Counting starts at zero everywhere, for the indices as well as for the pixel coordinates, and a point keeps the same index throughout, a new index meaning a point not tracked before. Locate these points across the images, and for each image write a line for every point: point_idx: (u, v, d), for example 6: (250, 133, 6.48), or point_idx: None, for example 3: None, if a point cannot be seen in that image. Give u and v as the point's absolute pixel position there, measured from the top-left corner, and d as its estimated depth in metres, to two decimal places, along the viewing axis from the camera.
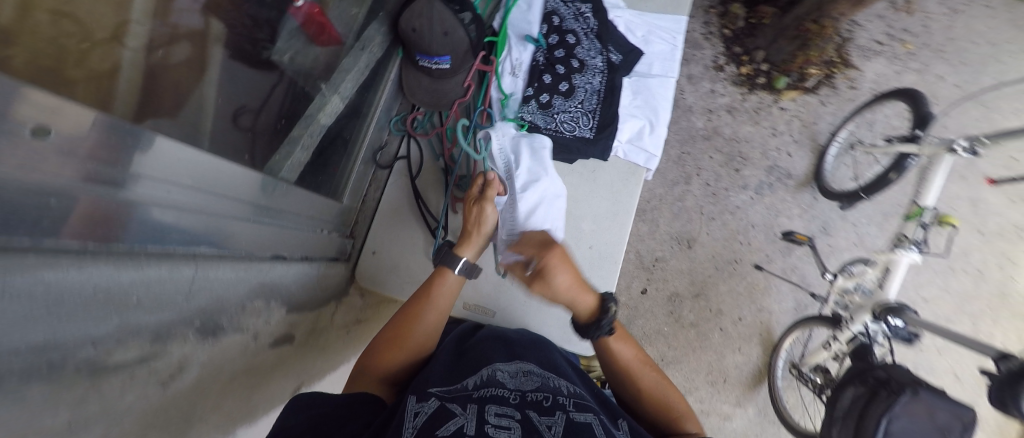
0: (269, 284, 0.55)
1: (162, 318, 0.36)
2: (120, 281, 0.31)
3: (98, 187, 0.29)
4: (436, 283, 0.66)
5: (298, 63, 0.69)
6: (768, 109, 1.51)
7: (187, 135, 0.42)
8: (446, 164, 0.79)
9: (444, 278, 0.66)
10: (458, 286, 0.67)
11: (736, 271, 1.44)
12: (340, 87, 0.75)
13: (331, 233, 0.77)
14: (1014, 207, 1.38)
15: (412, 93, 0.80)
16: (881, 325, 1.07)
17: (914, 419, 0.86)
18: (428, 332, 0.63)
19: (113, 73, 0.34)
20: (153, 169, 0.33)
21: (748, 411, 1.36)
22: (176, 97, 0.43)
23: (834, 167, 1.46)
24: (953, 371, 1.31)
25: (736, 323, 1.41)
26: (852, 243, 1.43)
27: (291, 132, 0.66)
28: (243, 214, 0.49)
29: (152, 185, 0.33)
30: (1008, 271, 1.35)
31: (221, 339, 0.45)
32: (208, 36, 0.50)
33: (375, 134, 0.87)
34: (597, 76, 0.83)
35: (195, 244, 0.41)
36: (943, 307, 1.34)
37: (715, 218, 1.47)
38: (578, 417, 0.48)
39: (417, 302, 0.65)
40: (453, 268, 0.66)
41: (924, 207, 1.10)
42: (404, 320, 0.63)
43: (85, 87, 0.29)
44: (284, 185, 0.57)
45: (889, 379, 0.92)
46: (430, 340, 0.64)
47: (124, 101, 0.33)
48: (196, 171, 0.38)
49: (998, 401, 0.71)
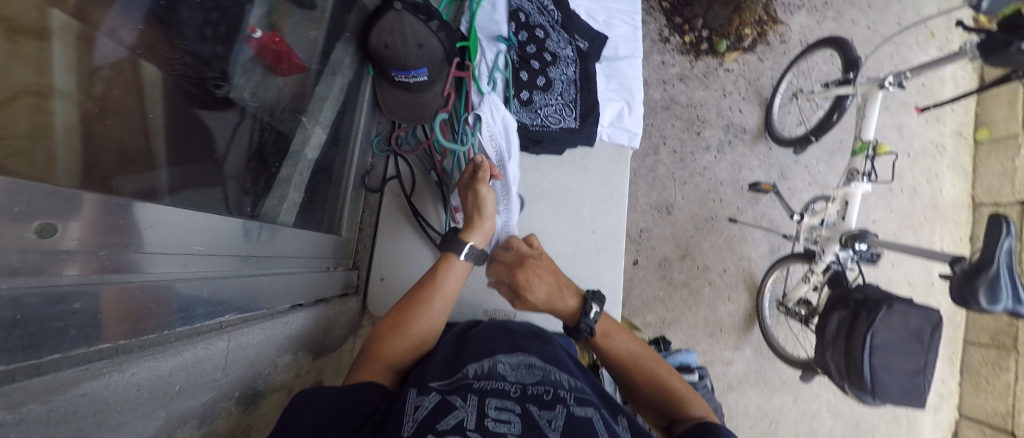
0: (297, 334, 0.52)
1: (206, 398, 0.34)
2: (163, 371, 0.29)
3: (108, 276, 0.26)
4: (444, 270, 0.63)
5: (259, 96, 0.64)
6: (716, 72, 1.60)
7: (156, 194, 0.38)
8: (441, 177, 0.78)
9: (450, 264, 0.63)
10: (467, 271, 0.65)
11: (714, 227, 1.53)
12: (321, 117, 0.75)
13: (336, 267, 0.74)
14: (931, 127, 1.56)
15: (391, 109, 0.79)
16: (849, 250, 1.18)
17: (891, 329, 0.97)
18: (432, 322, 0.60)
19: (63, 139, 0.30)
20: (153, 239, 0.30)
21: (746, 353, 1.47)
22: (143, 153, 0.39)
23: (782, 116, 1.58)
24: (906, 280, 1.49)
25: (722, 275, 1.51)
26: (808, 184, 1.57)
27: (281, 172, 0.66)
28: (250, 268, 0.45)
29: (156, 257, 0.30)
30: (935, 184, 1.54)
31: (259, 404, 0.43)
32: (145, 82, 0.43)
33: (361, 158, 0.85)
34: (571, 66, 0.84)
35: (219, 311, 0.38)
36: (890, 226, 1.51)
37: (687, 182, 1.54)
38: (579, 411, 0.44)
39: (422, 289, 0.62)
40: (460, 254, 0.63)
41: (867, 141, 1.19)
42: (410, 309, 0.59)
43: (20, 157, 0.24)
44: (267, 226, 0.52)
45: (865, 299, 1.02)
46: (432, 331, 0.60)
47: (65, 163, 0.28)
48: (191, 232, 0.35)
49: (961, 298, 0.83)
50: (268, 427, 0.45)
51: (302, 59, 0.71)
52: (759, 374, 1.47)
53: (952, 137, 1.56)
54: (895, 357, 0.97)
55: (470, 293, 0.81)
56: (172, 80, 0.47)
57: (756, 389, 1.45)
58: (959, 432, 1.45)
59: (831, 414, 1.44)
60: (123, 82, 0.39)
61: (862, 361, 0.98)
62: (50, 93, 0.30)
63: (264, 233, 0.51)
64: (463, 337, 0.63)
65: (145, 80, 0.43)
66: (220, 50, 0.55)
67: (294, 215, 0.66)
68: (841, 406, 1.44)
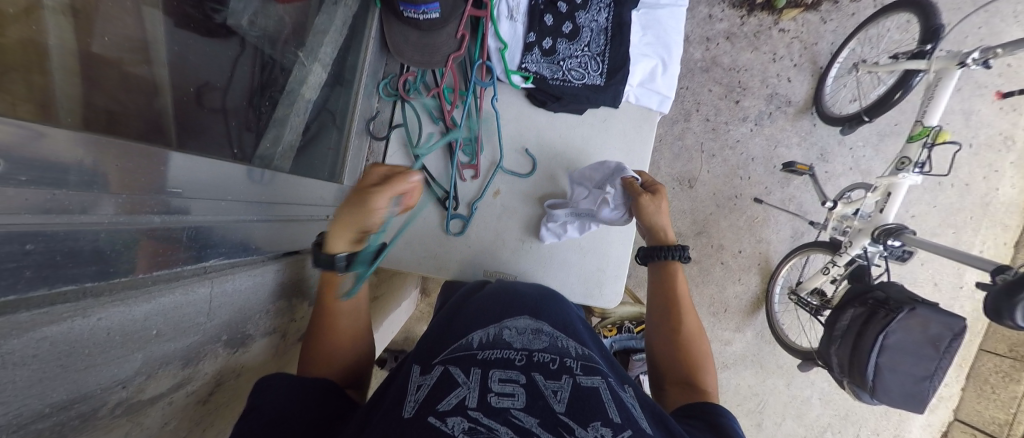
0: (290, 281, 0.52)
1: (191, 341, 0.33)
2: (136, 316, 0.28)
3: (48, 215, 0.23)
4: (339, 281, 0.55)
5: (260, 26, 0.58)
6: (768, 32, 1.40)
7: (152, 131, 0.37)
8: (449, 128, 0.74)
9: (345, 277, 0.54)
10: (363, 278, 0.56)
11: (736, 206, 1.44)
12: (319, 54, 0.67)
13: (335, 216, 0.72)
14: (1005, 116, 1.37)
15: (399, 51, 0.72)
16: (879, 246, 1.12)
17: (908, 332, 0.93)
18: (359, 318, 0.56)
19: (42, 63, 0.29)
20: (124, 179, 0.27)
21: (746, 336, 1.46)
22: (123, 84, 0.37)
23: (835, 90, 1.42)
24: (933, 280, 1.41)
25: (736, 256, 1.46)
26: (849, 168, 1.44)
27: (277, 113, 0.60)
28: (243, 213, 0.44)
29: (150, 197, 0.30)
30: (992, 182, 1.39)
31: (249, 348, 0.43)
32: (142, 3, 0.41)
33: (365, 103, 0.77)
34: (603, 12, 0.73)
35: (203, 256, 0.36)
36: (930, 222, 1.39)
37: (715, 155, 1.44)
38: (586, 380, 0.43)
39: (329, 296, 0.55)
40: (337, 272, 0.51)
41: (929, 126, 1.05)
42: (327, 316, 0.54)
43: (16, 93, 0.26)
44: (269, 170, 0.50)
45: (888, 298, 0.97)
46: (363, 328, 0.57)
47: (67, 92, 0.30)
48: (178, 174, 0.33)
49: (992, 312, 0.77)
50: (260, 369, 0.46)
51: None
52: (756, 356, 1.47)
53: None
54: (903, 358, 0.94)
55: (471, 254, 0.79)
56: (171, 1, 0.44)
57: (750, 370, 1.46)
58: (949, 431, 1.45)
59: (821, 400, 1.46)
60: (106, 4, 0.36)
61: (869, 358, 0.96)
62: (38, 9, 0.30)
63: (259, 175, 0.49)
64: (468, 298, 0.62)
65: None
66: None
67: (289, 161, 0.61)
68: (834, 395, 1.45)
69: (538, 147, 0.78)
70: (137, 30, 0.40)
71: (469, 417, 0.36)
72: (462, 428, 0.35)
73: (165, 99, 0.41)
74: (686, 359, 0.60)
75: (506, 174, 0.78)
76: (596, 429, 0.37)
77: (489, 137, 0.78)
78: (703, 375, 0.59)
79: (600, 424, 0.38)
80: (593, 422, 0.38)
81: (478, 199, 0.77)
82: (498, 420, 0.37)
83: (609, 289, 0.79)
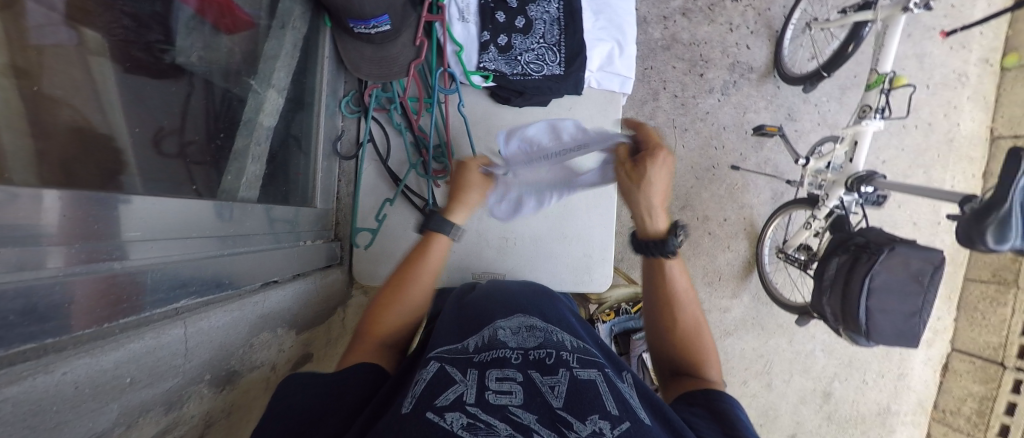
0: (274, 311, 0.51)
1: (169, 385, 0.33)
2: (107, 365, 0.27)
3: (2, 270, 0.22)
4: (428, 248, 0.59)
5: (209, 60, 0.57)
6: (722, 4, 1.44)
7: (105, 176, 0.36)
8: (418, 137, 0.74)
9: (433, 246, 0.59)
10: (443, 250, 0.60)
11: (715, 176, 1.47)
12: (273, 78, 0.68)
13: (314, 240, 0.72)
14: (954, 55, 1.43)
15: (356, 67, 0.72)
16: (854, 194, 1.15)
17: (893, 272, 0.96)
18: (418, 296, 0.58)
19: None
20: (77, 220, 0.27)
21: (744, 300, 1.49)
22: (69, 119, 0.35)
23: (793, 51, 1.46)
24: (912, 220, 1.45)
25: (722, 225, 1.48)
26: (817, 124, 1.48)
27: (235, 145, 0.60)
28: (212, 249, 0.43)
29: (106, 244, 0.29)
30: (952, 118, 1.44)
31: (238, 382, 0.42)
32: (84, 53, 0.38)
33: (328, 124, 0.77)
34: (553, 3, 0.74)
35: (171, 298, 0.35)
36: (900, 165, 1.44)
37: (688, 129, 1.46)
38: (583, 373, 0.43)
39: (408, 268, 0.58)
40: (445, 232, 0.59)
41: (883, 74, 1.09)
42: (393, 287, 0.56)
43: None
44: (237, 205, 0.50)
45: (868, 242, 1.00)
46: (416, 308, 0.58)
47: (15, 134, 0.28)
48: (135, 218, 0.32)
49: (966, 239, 0.79)
50: (256, 402, 0.45)
51: (249, 14, 0.63)
52: (756, 319, 1.49)
53: (977, 66, 1.44)
54: (889, 298, 0.97)
55: (458, 258, 0.79)
56: (115, 47, 0.42)
57: (752, 334, 1.49)
58: (950, 363, 1.49)
59: (825, 352, 1.49)
60: (56, 51, 0.35)
61: (859, 303, 0.99)
62: None
63: (227, 211, 0.48)
64: (461, 303, 0.62)
65: (89, 47, 0.39)
66: (159, 8, 0.48)
67: (257, 190, 0.62)
68: (835, 345, 1.48)
69: None
70: (77, 60, 0.37)
71: (467, 413, 0.36)
72: (461, 423, 0.34)
73: (122, 143, 0.40)
74: (688, 353, 0.59)
75: None
76: (595, 422, 0.37)
77: (459, 142, 0.77)
78: (706, 365, 0.58)
79: (598, 416, 0.38)
80: (592, 415, 0.38)
81: None
82: (497, 416, 0.36)
83: (598, 273, 0.80)
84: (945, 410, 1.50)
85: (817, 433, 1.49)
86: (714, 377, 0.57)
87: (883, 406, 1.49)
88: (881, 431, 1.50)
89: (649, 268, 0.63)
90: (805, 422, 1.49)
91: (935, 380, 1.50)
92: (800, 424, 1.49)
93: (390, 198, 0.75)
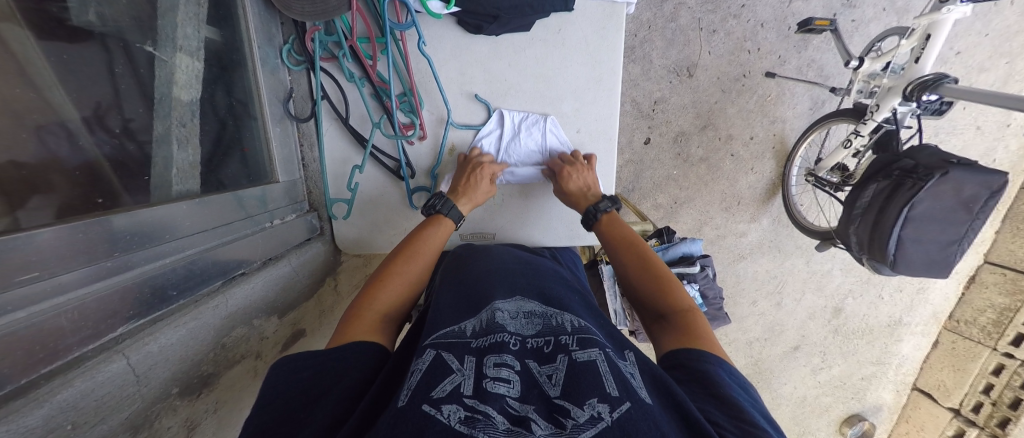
0: (244, 309, 0.50)
1: (127, 414, 0.34)
2: (30, 426, 0.26)
3: None
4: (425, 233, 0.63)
5: (115, 24, 0.46)
6: None
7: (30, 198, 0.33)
8: (378, 88, 0.63)
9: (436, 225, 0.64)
10: (442, 236, 0.64)
11: (745, 87, 1.27)
12: (179, 37, 0.52)
13: (287, 216, 0.67)
14: None
15: (286, 6, 0.54)
16: (911, 104, 0.97)
17: (937, 200, 0.84)
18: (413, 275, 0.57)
19: None
20: None
21: (763, 223, 1.41)
22: None
23: None
24: (975, 124, 1.25)
25: (747, 144, 1.33)
26: (881, 10, 1.20)
27: (155, 130, 0.49)
28: (153, 261, 0.39)
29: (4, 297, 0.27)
30: None
31: (215, 384, 0.45)
32: None
33: (272, 81, 0.65)
34: None
35: (104, 330, 0.34)
36: (978, 56, 1.17)
37: (717, 30, 1.22)
38: (582, 355, 0.41)
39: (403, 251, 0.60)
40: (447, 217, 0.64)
41: None
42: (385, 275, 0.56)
43: None
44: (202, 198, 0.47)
45: (916, 166, 0.86)
46: (408, 289, 0.56)
47: None
48: (45, 257, 0.29)
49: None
50: (238, 394, 0.48)
51: None
52: (773, 242, 1.43)
53: None
54: (928, 226, 0.87)
55: None
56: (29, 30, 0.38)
57: (768, 256, 1.44)
58: (976, 275, 1.43)
59: (842, 270, 1.46)
60: None
61: (891, 232, 0.90)
62: None
63: (176, 214, 0.43)
64: (461, 280, 0.60)
65: None
66: None
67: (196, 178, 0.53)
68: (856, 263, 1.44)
69: (489, 89, 0.67)
70: None
71: (464, 405, 0.34)
72: (459, 417, 0.32)
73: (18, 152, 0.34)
74: (653, 286, 0.57)
75: (459, 129, 0.69)
76: (593, 406, 0.35)
77: (427, 87, 0.66)
78: (673, 294, 0.54)
79: (597, 400, 0.35)
80: (591, 400, 0.35)
81: (435, 164, 0.70)
82: (495, 407, 0.35)
83: None
84: (960, 319, 1.47)
85: (822, 344, 1.53)
86: (688, 305, 0.53)
87: (894, 318, 1.50)
88: (888, 340, 1.52)
89: (600, 238, 0.67)
90: (811, 335, 1.53)
91: (956, 291, 1.46)
92: (805, 337, 1.53)
93: (358, 165, 0.68)
